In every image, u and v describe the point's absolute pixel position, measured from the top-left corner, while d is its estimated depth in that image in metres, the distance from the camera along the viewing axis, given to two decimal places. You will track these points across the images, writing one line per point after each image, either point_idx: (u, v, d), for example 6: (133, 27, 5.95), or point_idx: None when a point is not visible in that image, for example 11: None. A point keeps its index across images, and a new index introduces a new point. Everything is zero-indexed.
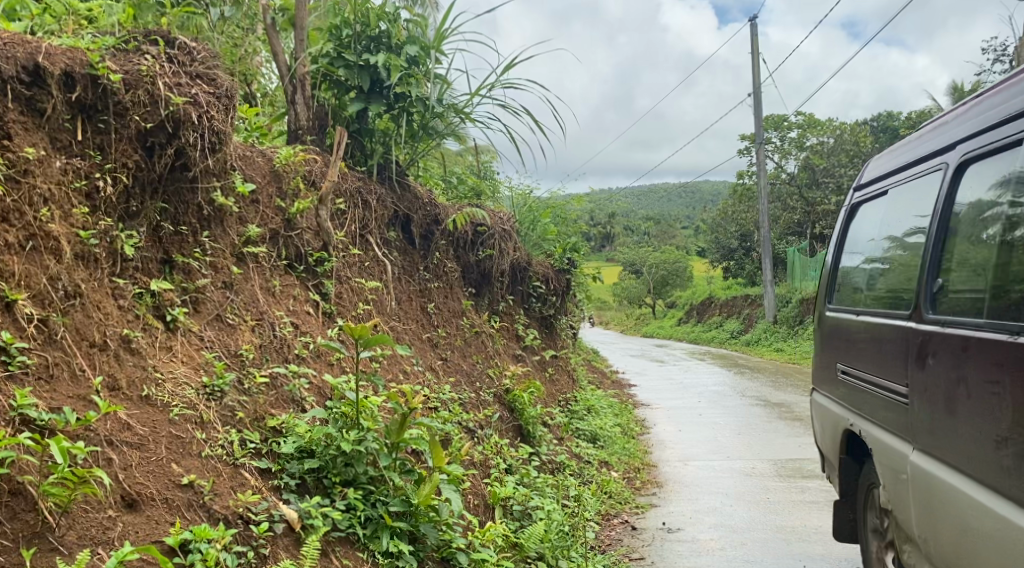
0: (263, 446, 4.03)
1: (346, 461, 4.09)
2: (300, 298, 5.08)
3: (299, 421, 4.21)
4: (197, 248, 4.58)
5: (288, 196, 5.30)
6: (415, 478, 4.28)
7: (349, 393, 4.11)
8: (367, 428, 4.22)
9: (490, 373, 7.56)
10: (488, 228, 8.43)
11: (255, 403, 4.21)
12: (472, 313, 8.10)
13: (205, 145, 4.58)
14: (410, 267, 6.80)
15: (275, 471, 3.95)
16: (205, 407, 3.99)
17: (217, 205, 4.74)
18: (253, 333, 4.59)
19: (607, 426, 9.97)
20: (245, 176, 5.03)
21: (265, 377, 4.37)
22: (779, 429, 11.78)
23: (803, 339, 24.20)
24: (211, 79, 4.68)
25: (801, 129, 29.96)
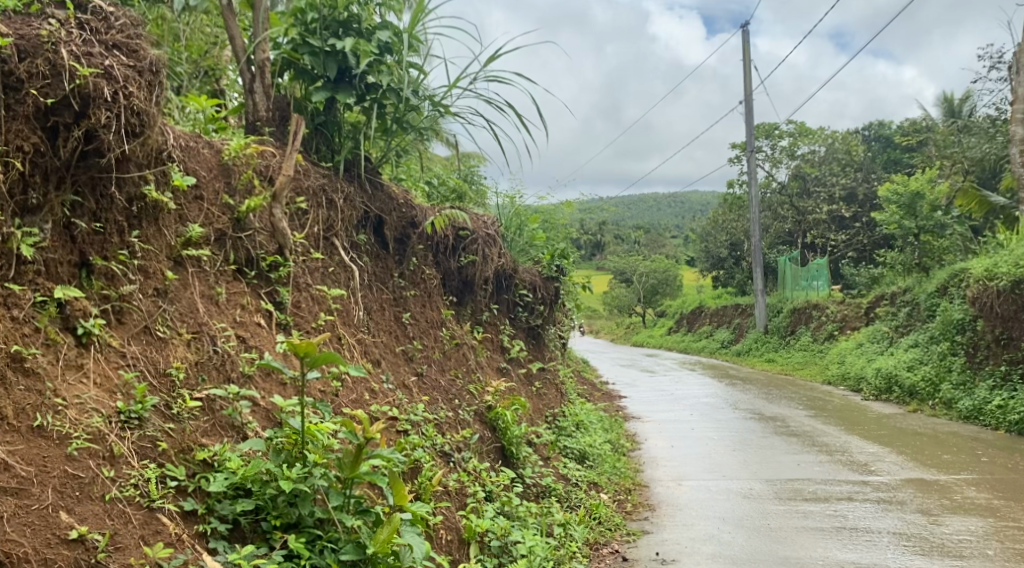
0: (190, 484, 3.60)
1: (289, 501, 3.66)
2: (250, 309, 4.56)
3: (233, 453, 3.77)
4: (123, 249, 4.04)
5: (238, 192, 4.80)
6: (372, 520, 3.81)
7: (292, 422, 3.67)
8: (313, 463, 3.76)
9: (470, 388, 7.02)
10: (471, 232, 7.90)
11: (182, 433, 3.74)
12: (452, 324, 7.56)
13: (122, 126, 3.97)
14: (382, 274, 6.27)
15: (202, 514, 3.52)
16: (115, 439, 3.52)
17: (151, 200, 4.19)
18: (188, 348, 4.07)
19: (596, 444, 9.43)
20: (186, 169, 4.50)
21: (198, 400, 3.87)
22: (776, 446, 11.26)
23: (795, 350, 23.76)
24: (131, 50, 4.10)
25: (792, 137, 29.63)
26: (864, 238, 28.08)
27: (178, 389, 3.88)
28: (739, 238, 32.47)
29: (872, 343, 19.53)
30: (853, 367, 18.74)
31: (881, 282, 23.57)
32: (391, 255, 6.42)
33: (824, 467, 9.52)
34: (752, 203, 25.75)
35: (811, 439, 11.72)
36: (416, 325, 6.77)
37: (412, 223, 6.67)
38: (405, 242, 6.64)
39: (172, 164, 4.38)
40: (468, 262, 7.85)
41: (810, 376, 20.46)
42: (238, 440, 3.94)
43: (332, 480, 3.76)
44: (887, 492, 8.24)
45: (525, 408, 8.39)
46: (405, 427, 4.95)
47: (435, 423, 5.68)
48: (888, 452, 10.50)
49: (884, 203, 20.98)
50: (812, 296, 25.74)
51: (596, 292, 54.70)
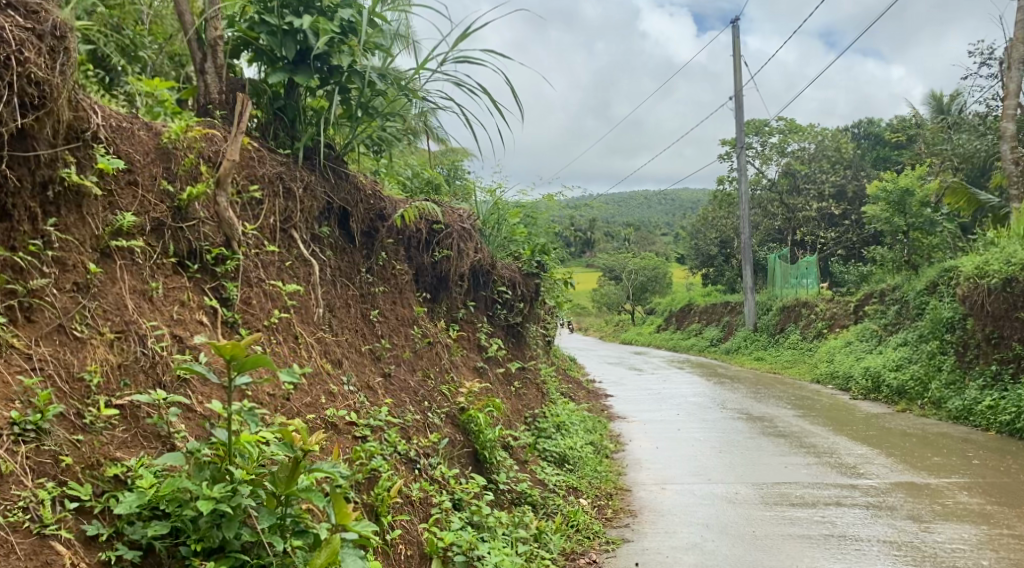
0: (97, 505, 3.35)
1: (216, 522, 3.35)
2: (191, 305, 4.27)
3: (150, 467, 3.50)
4: (36, 240, 3.76)
5: (178, 179, 4.48)
6: (310, 540, 3.58)
7: (218, 432, 3.42)
8: (239, 479, 3.40)
9: (443, 389, 6.69)
10: (445, 226, 7.57)
11: (92, 446, 3.50)
12: (425, 322, 7.23)
13: (16, 97, 3.66)
14: (348, 269, 5.94)
15: (107, 540, 3.28)
16: (6, 455, 3.27)
17: (69, 183, 3.92)
18: (111, 348, 3.81)
19: (577, 446, 9.12)
20: (115, 152, 4.22)
21: (114, 408, 3.63)
22: (763, 447, 10.97)
23: (783, 348, 23.52)
24: (30, 12, 3.75)
25: (782, 134, 29.40)
26: (854, 236, 27.87)
27: (93, 396, 3.64)
28: (728, 235, 32.23)
29: (861, 341, 19.29)
30: (842, 366, 18.49)
31: (870, 280, 23.35)
32: (357, 250, 6.09)
33: (811, 470, 9.23)
34: (741, 201, 25.50)
35: (799, 440, 11.44)
36: (385, 323, 6.44)
37: (381, 215, 6.34)
38: (373, 234, 6.28)
39: (97, 146, 4.13)
40: (441, 257, 7.51)
41: (799, 375, 20.22)
42: (165, 449, 3.69)
43: (264, 497, 3.48)
44: (876, 496, 7.96)
45: (503, 409, 8.07)
46: (365, 432, 4.61)
47: (401, 426, 5.35)
48: (876, 454, 10.24)
49: (874, 200, 20.75)
50: (800, 294, 25.51)
51: (585, 290, 54.41)
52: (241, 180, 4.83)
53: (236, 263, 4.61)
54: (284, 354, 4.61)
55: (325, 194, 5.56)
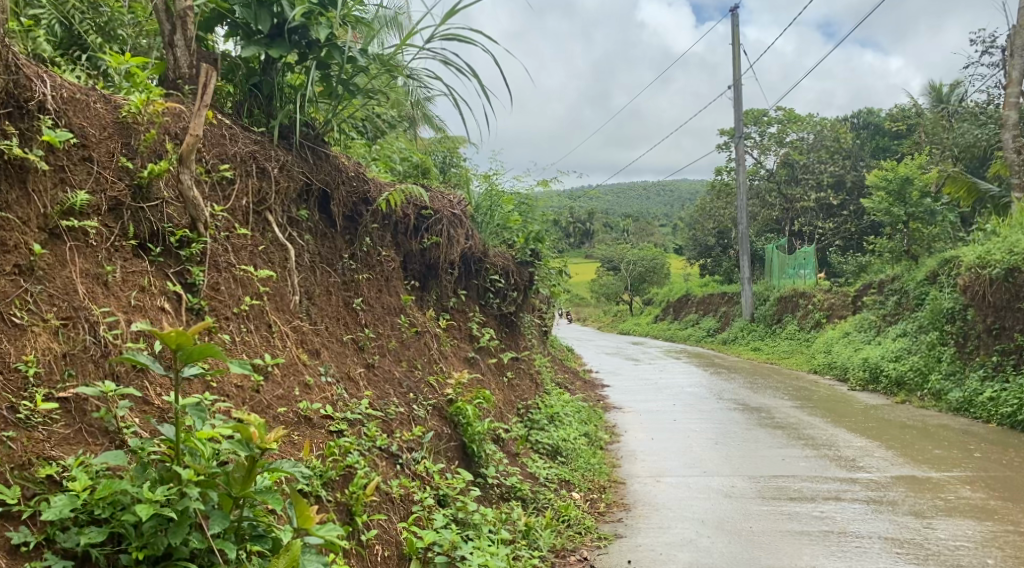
0: (25, 510, 3.11)
1: (159, 527, 3.14)
2: (151, 290, 4.03)
3: (91, 465, 3.27)
4: None
5: (137, 154, 4.27)
6: (268, 546, 3.38)
7: (164, 428, 3.20)
8: (188, 478, 3.18)
9: (430, 380, 6.43)
10: (434, 211, 7.29)
11: (26, 445, 3.26)
12: (413, 310, 6.97)
13: None
14: (328, 255, 5.68)
15: (38, 546, 3.06)
16: None
17: (10, 157, 3.71)
18: (55, 336, 3.57)
19: (571, 438, 8.89)
20: (65, 123, 4.01)
21: (54, 402, 3.39)
22: (762, 440, 10.73)
23: (781, 339, 23.32)
24: None
25: (781, 123, 29.13)
26: (853, 226, 27.62)
27: (31, 388, 3.40)
28: (726, 225, 31.97)
29: (860, 332, 19.06)
30: (841, 356, 18.27)
31: (869, 271, 23.11)
32: (339, 235, 5.83)
33: (810, 463, 9.00)
34: (740, 190, 25.22)
35: (797, 432, 11.21)
36: (369, 311, 6.17)
37: (365, 199, 6.07)
38: (356, 219, 6.01)
39: (43, 117, 3.91)
40: (430, 244, 7.24)
41: (797, 366, 20.00)
42: (113, 447, 3.45)
43: (217, 500, 3.24)
44: (876, 491, 7.73)
45: (494, 401, 7.81)
46: (341, 425, 4.36)
47: (381, 419, 5.10)
48: (877, 446, 10.00)
49: (874, 190, 20.51)
50: (799, 284, 25.27)
51: (583, 280, 54.14)
52: (210, 158, 4.60)
53: (202, 246, 4.37)
54: (254, 343, 4.36)
55: (303, 175, 5.31)
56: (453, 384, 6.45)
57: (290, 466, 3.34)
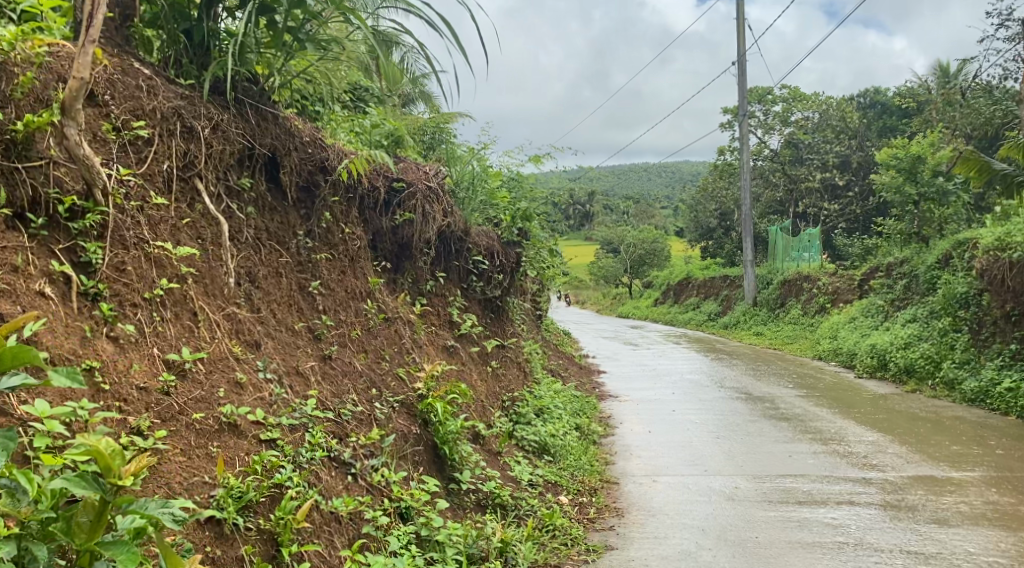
0: None
1: None
2: (28, 271, 3.36)
3: None
4: None
5: (13, 105, 3.61)
6: None
7: None
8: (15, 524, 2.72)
9: (398, 373, 5.74)
10: (408, 184, 6.57)
11: None
12: (382, 295, 6.27)
13: None
14: (279, 231, 4.99)
15: None
16: None
17: None
18: None
19: (561, 433, 8.23)
20: None
21: None
22: (765, 433, 10.06)
23: (784, 323, 22.66)
24: None
25: (786, 103, 28.33)
26: (858, 208, 26.90)
27: None
28: (729, 206, 31.23)
29: (867, 317, 18.38)
30: (847, 342, 17.59)
31: (876, 254, 22.41)
32: (292, 208, 5.14)
33: (818, 461, 8.33)
34: (743, 170, 24.49)
35: (803, 425, 10.55)
36: (328, 295, 5.48)
37: (323, 167, 5.36)
38: (312, 190, 5.30)
39: None
40: (402, 221, 6.51)
41: (801, 352, 19.34)
42: None
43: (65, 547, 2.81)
44: (892, 493, 7.07)
45: (474, 394, 7.13)
46: (274, 435, 3.72)
47: (332, 420, 4.42)
48: (889, 441, 9.34)
49: (883, 170, 19.76)
50: (802, 267, 24.57)
51: (582, 263, 53.50)
52: (120, 113, 3.99)
53: (101, 216, 3.71)
54: (171, 335, 3.72)
55: (243, 137, 4.62)
56: (423, 376, 5.76)
57: (157, 505, 2.89)
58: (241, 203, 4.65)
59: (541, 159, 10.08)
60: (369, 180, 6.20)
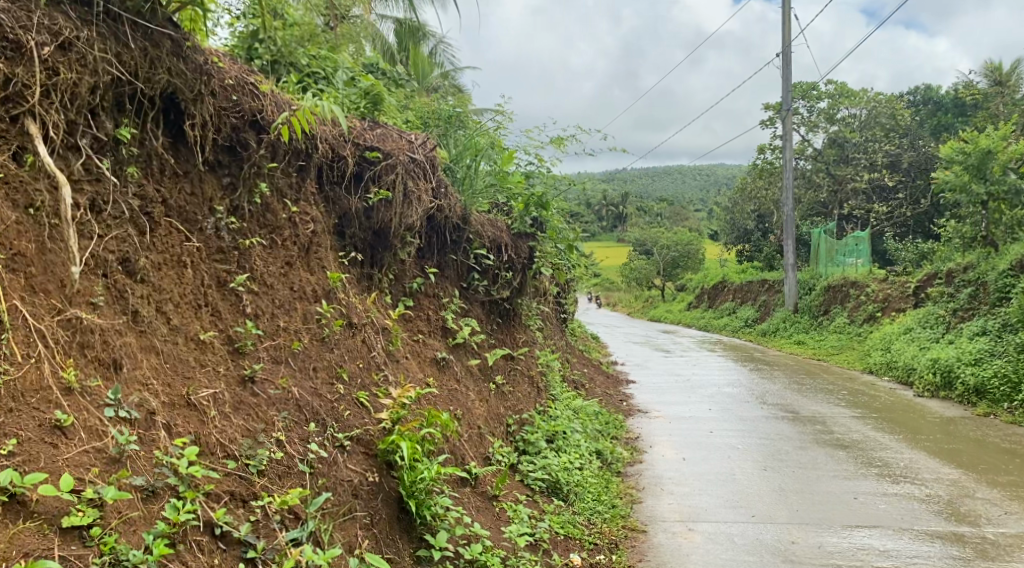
0: None
1: None
2: None
3: None
4: None
5: None
6: None
7: None
8: None
9: (358, 398, 4.38)
10: (385, 155, 5.16)
11: None
12: (346, 294, 4.89)
13: None
14: (184, 205, 3.74)
15: None
16: None
17: None
18: None
19: (577, 464, 6.84)
20: None
21: None
22: (821, 465, 8.56)
23: (829, 332, 20.98)
24: None
25: (832, 98, 26.60)
26: (908, 211, 25.07)
27: None
28: (769, 208, 29.57)
29: (924, 329, 16.69)
30: (901, 355, 15.95)
31: (933, 259, 20.64)
32: (208, 174, 3.88)
33: (891, 508, 6.86)
34: (786, 168, 22.85)
35: (864, 456, 9.02)
36: (265, 296, 4.16)
37: (254, 122, 4.07)
38: (238, 151, 4.00)
39: None
40: (376, 200, 5.10)
41: (848, 365, 17.70)
42: None
43: None
44: (996, 561, 5.58)
45: (465, 421, 5.75)
46: (84, 520, 2.70)
47: (231, 475, 3.18)
48: (975, 482, 7.79)
49: (943, 169, 18.02)
50: (848, 273, 22.87)
51: (612, 265, 51.79)
52: None
53: None
54: None
55: (116, 68, 3.45)
56: (388, 405, 4.43)
57: None
58: (113, 161, 3.47)
59: (563, 142, 8.65)
60: (327, 142, 4.81)
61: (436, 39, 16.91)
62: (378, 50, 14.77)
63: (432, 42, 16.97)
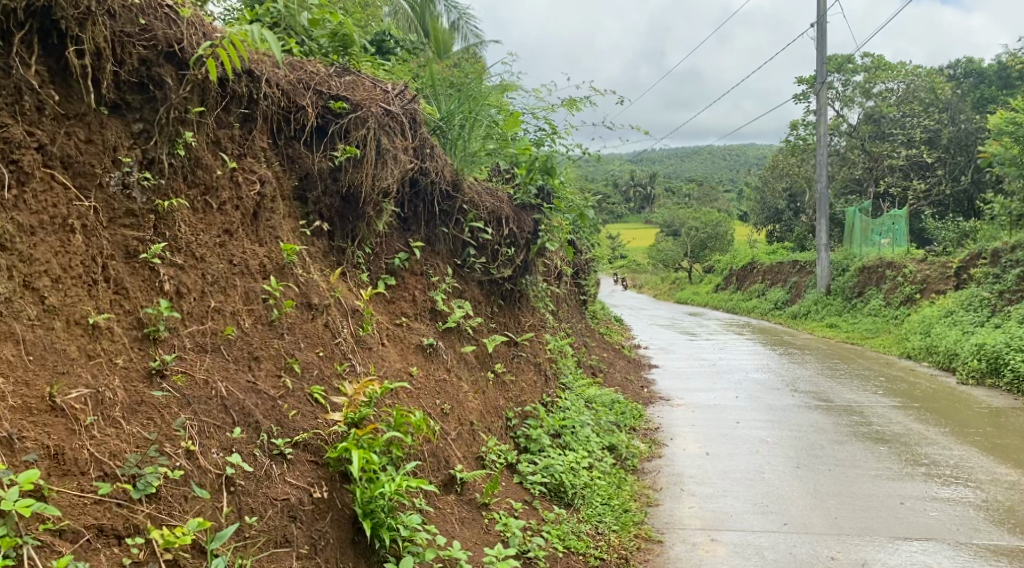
0: None
1: None
2: None
3: None
4: None
5: None
6: None
7: None
8: None
9: (310, 395, 3.64)
10: (354, 107, 4.38)
11: None
12: (304, 270, 4.13)
13: None
14: (73, 155, 3.11)
15: None
16: None
17: None
18: None
19: (585, 462, 6.08)
20: None
21: None
22: (861, 462, 7.72)
23: (863, 315, 19.99)
24: None
25: (868, 71, 25.44)
26: (946, 187, 23.77)
27: None
28: (801, 186, 28.41)
29: (967, 312, 15.73)
30: (943, 340, 14.96)
31: (976, 239, 19.52)
32: (110, 118, 3.25)
33: (945, 515, 6.03)
34: (819, 144, 21.77)
35: (908, 452, 8.16)
36: (193, 270, 3.43)
37: (171, 55, 3.39)
38: (150, 89, 3.34)
39: None
40: (343, 160, 4.33)
41: (885, 349, 16.72)
42: None
43: None
44: None
45: (453, 417, 4.98)
46: None
47: (100, 505, 2.60)
48: None
49: (989, 142, 16.92)
50: (883, 253, 21.81)
51: (638, 246, 50.71)
52: None
53: None
54: None
55: None
56: (345, 403, 3.68)
57: None
58: None
59: (575, 105, 7.81)
60: (281, 89, 4.06)
61: (456, 11, 16.07)
62: (394, 24, 14.06)
63: (453, 13, 16.17)
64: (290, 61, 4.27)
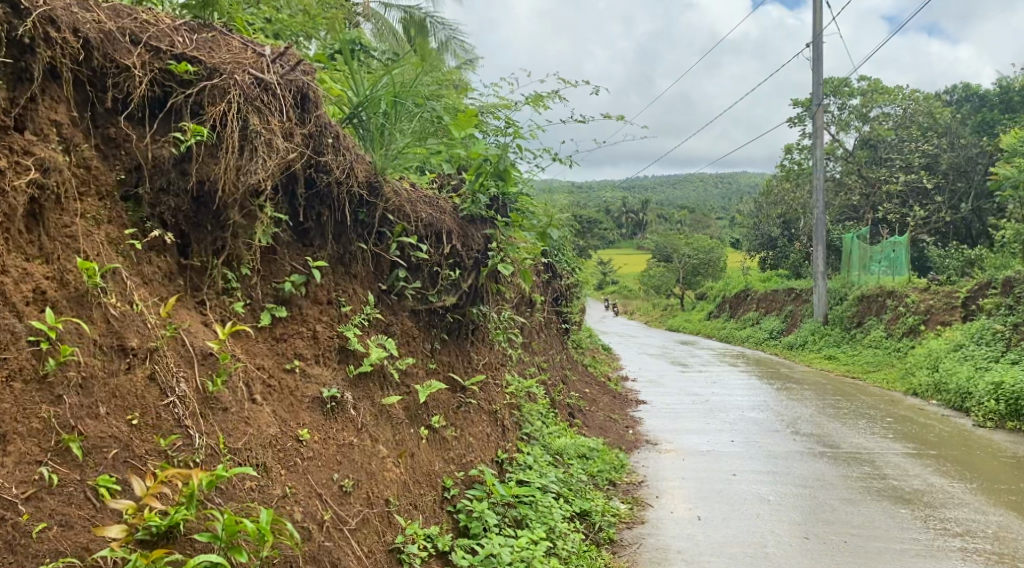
0: None
1: None
2: None
3: None
4: None
5: None
6: None
7: None
8: None
9: (92, 490, 2.67)
10: (207, 71, 3.28)
11: None
12: (115, 297, 2.94)
13: None
14: None
15: None
16: None
17: None
18: None
19: (544, 541, 4.79)
20: None
21: None
22: (882, 532, 6.43)
23: (863, 345, 18.82)
24: None
25: (864, 95, 24.48)
26: (947, 214, 22.40)
27: None
28: (796, 212, 27.30)
29: (979, 345, 14.54)
30: (953, 376, 13.74)
31: (983, 268, 18.37)
32: None
33: None
34: (815, 168, 20.71)
35: (934, 517, 6.89)
36: None
37: None
38: None
39: None
40: (190, 144, 3.17)
41: (888, 384, 15.51)
42: None
43: None
44: None
45: (357, 497, 3.74)
46: None
47: None
48: None
49: (999, 165, 15.80)
50: (882, 282, 20.68)
51: (631, 273, 49.58)
52: None
53: None
54: None
55: None
56: (129, 510, 2.64)
57: None
58: None
59: (542, 103, 6.64)
60: (80, 38, 3.00)
61: (444, 28, 14.48)
62: (373, 39, 13.04)
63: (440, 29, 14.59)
64: (112, 6, 3.20)
